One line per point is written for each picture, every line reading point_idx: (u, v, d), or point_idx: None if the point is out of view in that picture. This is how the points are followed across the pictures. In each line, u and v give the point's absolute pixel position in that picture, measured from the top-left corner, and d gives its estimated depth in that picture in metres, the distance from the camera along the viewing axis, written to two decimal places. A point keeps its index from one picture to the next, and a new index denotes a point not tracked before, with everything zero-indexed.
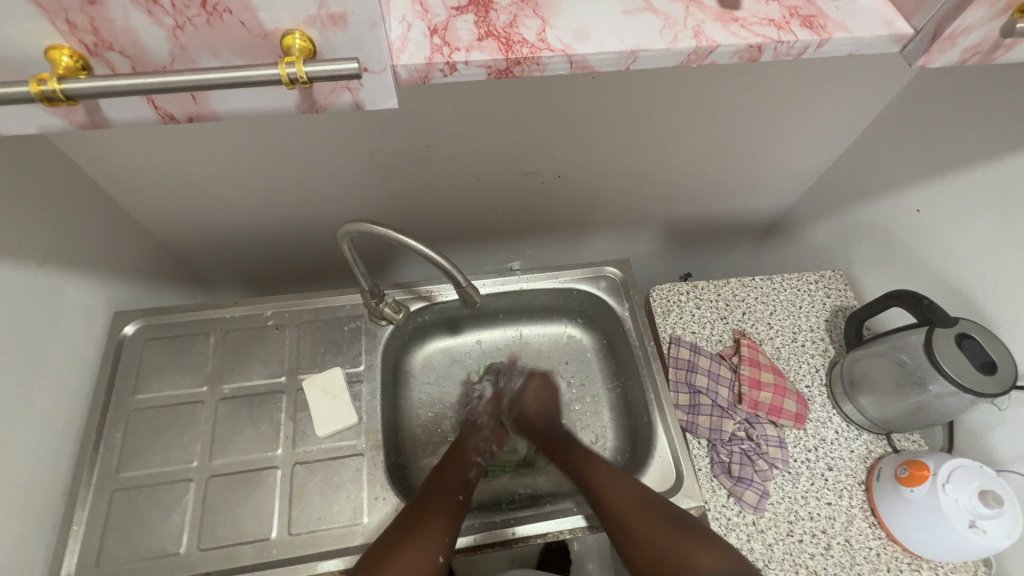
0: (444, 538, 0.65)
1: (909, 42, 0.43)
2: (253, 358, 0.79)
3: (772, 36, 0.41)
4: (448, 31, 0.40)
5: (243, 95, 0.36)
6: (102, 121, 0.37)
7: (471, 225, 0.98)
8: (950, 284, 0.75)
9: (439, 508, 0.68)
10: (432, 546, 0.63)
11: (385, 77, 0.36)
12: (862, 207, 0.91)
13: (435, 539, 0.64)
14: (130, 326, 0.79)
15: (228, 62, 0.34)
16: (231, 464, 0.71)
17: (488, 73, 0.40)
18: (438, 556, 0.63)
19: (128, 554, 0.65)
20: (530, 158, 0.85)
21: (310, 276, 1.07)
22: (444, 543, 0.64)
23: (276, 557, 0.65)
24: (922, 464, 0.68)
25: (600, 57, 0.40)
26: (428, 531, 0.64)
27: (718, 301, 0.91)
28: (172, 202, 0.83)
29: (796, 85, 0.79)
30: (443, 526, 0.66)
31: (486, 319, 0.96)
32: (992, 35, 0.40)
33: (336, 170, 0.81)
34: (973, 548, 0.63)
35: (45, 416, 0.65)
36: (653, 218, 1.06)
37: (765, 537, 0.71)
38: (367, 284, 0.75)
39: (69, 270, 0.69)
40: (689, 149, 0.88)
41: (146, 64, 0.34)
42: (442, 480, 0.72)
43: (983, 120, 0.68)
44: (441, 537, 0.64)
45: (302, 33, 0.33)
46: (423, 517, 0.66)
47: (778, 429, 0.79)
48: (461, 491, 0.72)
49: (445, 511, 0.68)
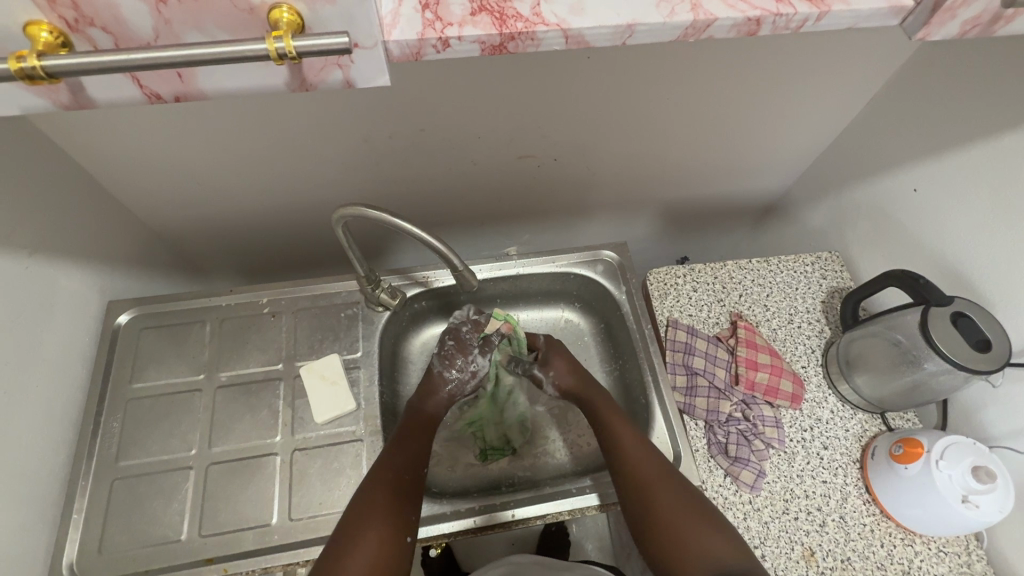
0: (406, 515, 0.63)
1: (909, 15, 0.42)
2: (250, 346, 0.79)
3: (771, 9, 0.40)
4: (440, 5, 0.39)
5: (230, 72, 0.35)
6: (87, 101, 0.36)
7: (466, 210, 0.98)
8: (946, 263, 0.75)
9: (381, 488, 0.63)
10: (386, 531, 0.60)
11: (376, 53, 0.36)
12: (859, 187, 0.91)
13: (394, 520, 0.61)
14: (124, 315, 0.78)
15: (213, 37, 0.33)
16: (230, 451, 0.71)
17: (481, 49, 0.39)
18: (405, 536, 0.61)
19: (129, 541, 0.65)
20: (525, 141, 0.84)
21: (305, 263, 1.06)
22: (407, 521, 0.62)
23: (278, 542, 0.66)
24: (915, 442, 0.69)
25: (596, 32, 0.39)
26: (386, 511, 0.61)
27: (715, 283, 0.91)
28: (163, 189, 0.82)
29: (794, 63, 0.78)
30: (398, 511, 0.62)
31: (483, 305, 0.96)
32: (993, 6, 0.39)
33: (329, 155, 0.80)
34: (966, 523, 0.64)
35: (41, 406, 0.65)
36: (649, 201, 1.05)
37: (762, 515, 0.72)
38: (363, 269, 0.75)
39: (61, 259, 0.68)
40: (685, 130, 0.88)
41: (129, 41, 0.33)
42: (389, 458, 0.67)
43: (981, 98, 0.67)
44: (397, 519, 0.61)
45: (289, 7, 0.32)
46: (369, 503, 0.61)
47: (774, 410, 0.80)
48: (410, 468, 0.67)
49: (399, 494, 0.63)
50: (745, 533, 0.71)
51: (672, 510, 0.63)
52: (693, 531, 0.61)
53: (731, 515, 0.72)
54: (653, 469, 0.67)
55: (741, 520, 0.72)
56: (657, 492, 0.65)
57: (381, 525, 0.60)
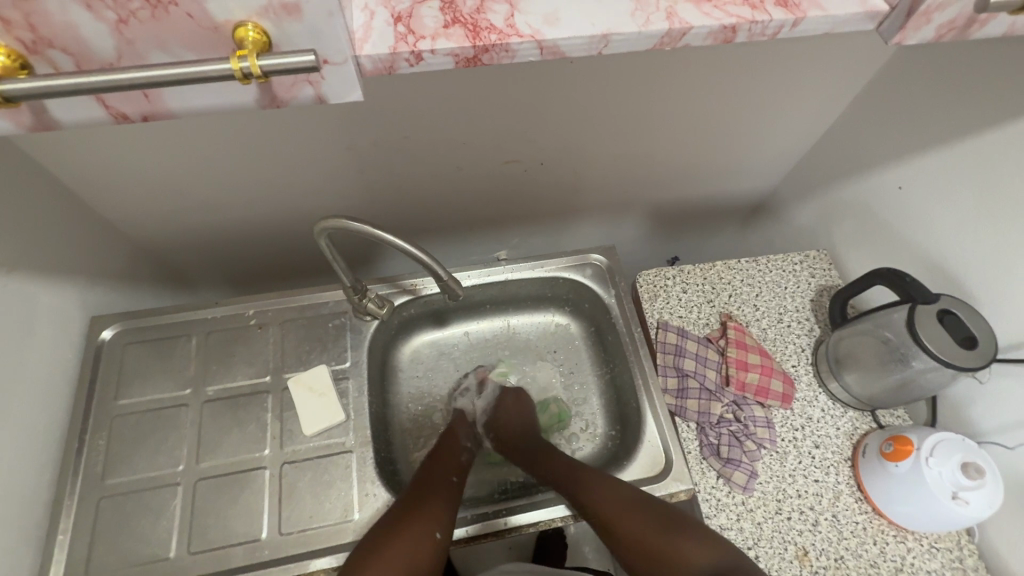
0: (443, 516, 0.65)
1: (884, 20, 0.42)
2: (237, 359, 0.78)
3: (746, 16, 0.40)
4: (413, 18, 0.39)
5: (197, 91, 0.35)
6: (51, 122, 0.35)
7: (454, 216, 0.97)
8: (932, 260, 0.75)
9: (434, 488, 0.69)
10: (433, 525, 0.64)
11: (347, 68, 0.35)
12: (845, 186, 0.91)
13: (432, 513, 0.65)
14: (107, 331, 0.77)
15: (179, 56, 0.33)
16: (217, 467, 0.70)
17: (456, 62, 0.39)
18: (436, 532, 0.64)
19: (117, 560, 0.64)
20: (510, 146, 0.84)
21: (293, 272, 1.06)
22: (443, 520, 0.65)
23: (268, 558, 0.65)
24: (905, 439, 0.69)
25: (571, 42, 0.39)
26: (428, 513, 0.65)
27: (704, 284, 0.91)
28: (146, 201, 0.81)
29: (778, 64, 0.78)
30: (441, 505, 0.67)
31: (472, 311, 0.96)
32: (967, 11, 0.39)
33: (313, 164, 0.79)
34: (957, 519, 0.64)
35: (23, 427, 0.64)
36: (638, 202, 1.05)
37: (754, 516, 0.72)
38: (349, 280, 0.74)
39: (41, 276, 0.67)
40: (672, 132, 0.88)
41: (92, 62, 0.32)
42: (438, 461, 0.75)
43: (962, 96, 0.68)
44: (440, 516, 0.65)
45: (255, 26, 0.31)
46: (425, 500, 0.67)
47: (765, 410, 0.80)
48: (454, 474, 0.74)
49: (445, 493, 0.69)
50: (737, 534, 0.71)
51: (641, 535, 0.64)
52: (665, 546, 0.63)
53: (724, 517, 0.72)
54: (617, 503, 0.67)
55: (734, 521, 0.72)
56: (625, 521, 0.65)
57: (423, 524, 0.63)
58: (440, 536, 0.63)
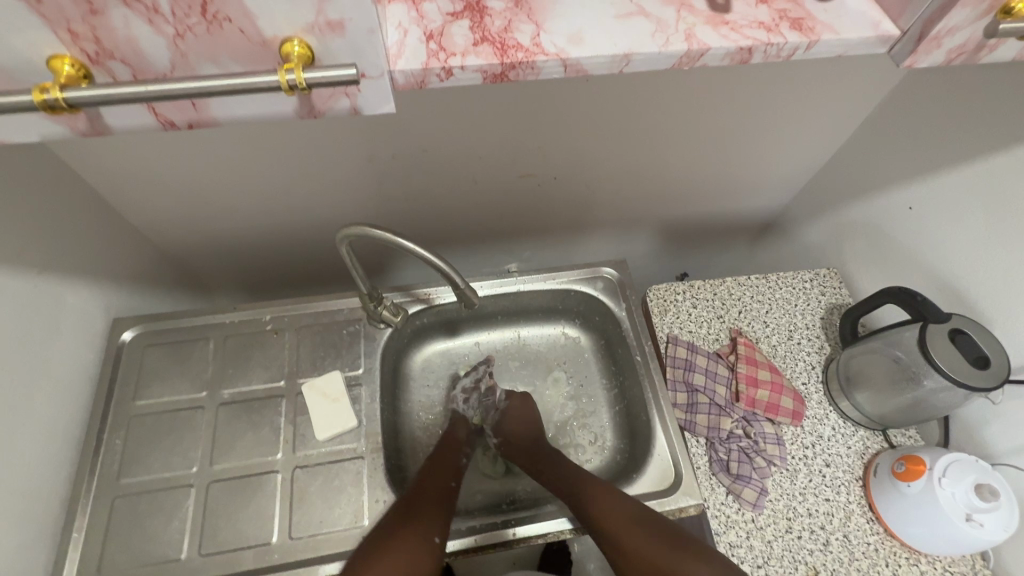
0: (440, 521, 0.67)
1: (896, 44, 0.44)
2: (253, 363, 0.79)
3: (762, 39, 0.41)
4: (444, 36, 0.41)
5: (242, 102, 0.36)
6: (103, 128, 0.37)
7: (468, 228, 0.99)
8: (943, 280, 0.76)
9: (432, 496, 0.69)
10: (428, 532, 0.65)
11: (382, 82, 0.37)
12: (856, 206, 0.92)
13: (429, 527, 0.65)
14: (129, 332, 0.79)
15: (227, 69, 0.35)
16: (231, 470, 0.71)
17: (484, 77, 0.41)
18: (434, 538, 0.65)
19: (131, 560, 0.65)
20: (526, 160, 0.86)
21: (309, 280, 1.08)
22: (441, 527, 0.66)
23: (277, 561, 0.65)
24: (917, 459, 0.68)
25: (594, 61, 0.41)
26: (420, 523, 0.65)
27: (714, 300, 0.92)
28: (171, 208, 0.83)
29: (788, 85, 0.80)
30: (436, 516, 0.67)
31: (484, 322, 0.97)
32: (976, 36, 0.40)
33: (334, 174, 0.82)
34: (971, 542, 0.63)
35: (45, 424, 0.65)
36: (649, 218, 1.07)
37: (764, 534, 0.72)
38: (365, 287, 0.76)
39: (69, 278, 0.69)
40: (684, 150, 0.89)
41: (146, 72, 0.34)
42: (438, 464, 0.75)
43: (972, 120, 0.69)
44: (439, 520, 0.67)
45: (301, 41, 0.33)
46: (421, 503, 0.67)
47: (775, 427, 0.80)
48: (454, 478, 0.75)
49: (440, 502, 0.69)
50: (747, 552, 0.70)
51: (648, 552, 0.64)
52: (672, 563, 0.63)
53: (733, 534, 0.71)
54: (614, 517, 0.67)
55: (744, 539, 0.71)
56: (624, 535, 0.65)
57: (424, 526, 0.65)
58: (438, 541, 0.65)
